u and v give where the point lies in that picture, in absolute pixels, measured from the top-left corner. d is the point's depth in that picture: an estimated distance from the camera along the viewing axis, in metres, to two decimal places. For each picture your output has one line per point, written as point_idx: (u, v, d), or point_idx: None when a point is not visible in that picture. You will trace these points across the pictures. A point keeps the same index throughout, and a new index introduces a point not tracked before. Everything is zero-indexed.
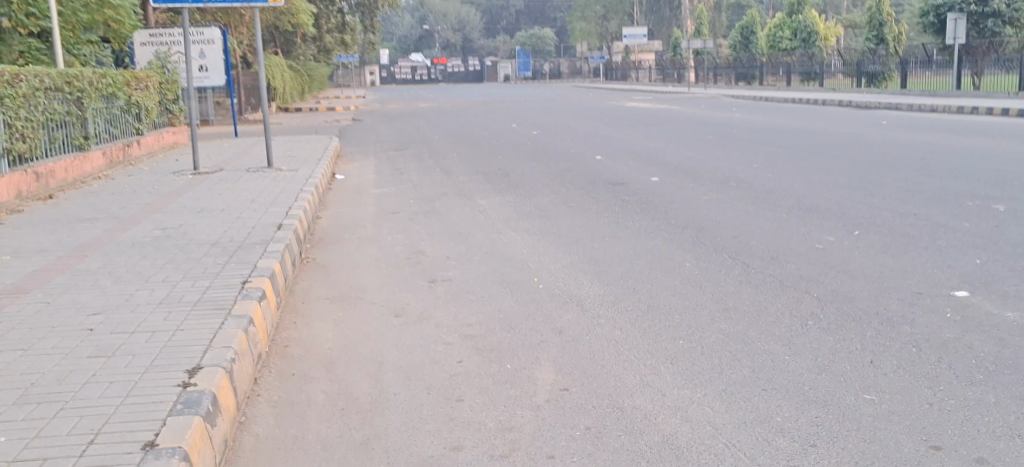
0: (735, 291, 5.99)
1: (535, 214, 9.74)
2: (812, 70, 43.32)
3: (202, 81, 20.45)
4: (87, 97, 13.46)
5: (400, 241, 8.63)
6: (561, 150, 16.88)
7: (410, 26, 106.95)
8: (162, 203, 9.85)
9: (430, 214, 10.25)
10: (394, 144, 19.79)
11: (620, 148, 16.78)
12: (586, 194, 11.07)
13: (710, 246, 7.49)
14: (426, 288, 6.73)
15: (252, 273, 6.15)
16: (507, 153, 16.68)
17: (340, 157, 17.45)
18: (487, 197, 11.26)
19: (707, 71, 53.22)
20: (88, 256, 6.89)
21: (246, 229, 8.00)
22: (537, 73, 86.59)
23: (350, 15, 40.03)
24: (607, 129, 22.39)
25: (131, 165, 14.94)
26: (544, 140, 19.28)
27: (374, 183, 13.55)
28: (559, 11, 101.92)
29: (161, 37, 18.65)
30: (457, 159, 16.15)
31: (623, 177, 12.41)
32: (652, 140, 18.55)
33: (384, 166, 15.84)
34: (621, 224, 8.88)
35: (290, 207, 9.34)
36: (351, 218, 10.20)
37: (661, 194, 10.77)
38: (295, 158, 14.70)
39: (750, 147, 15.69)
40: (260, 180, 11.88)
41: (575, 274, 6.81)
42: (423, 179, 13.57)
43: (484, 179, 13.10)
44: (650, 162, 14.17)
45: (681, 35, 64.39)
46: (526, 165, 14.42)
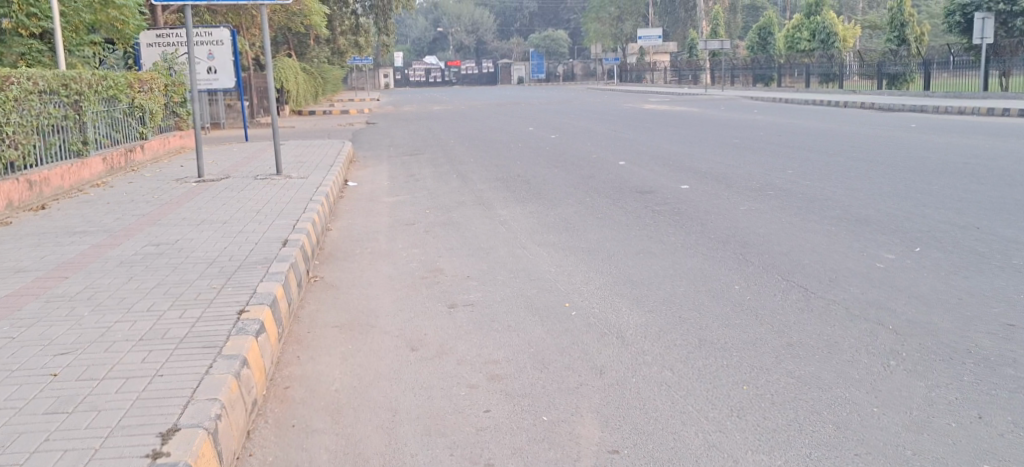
0: (797, 320, 5.27)
1: (561, 226, 9.03)
2: (833, 71, 42.39)
3: (211, 84, 19.88)
4: (85, 101, 12.88)
5: (415, 257, 7.95)
6: (581, 155, 16.17)
7: (424, 29, 106.44)
8: (159, 214, 9.22)
9: (447, 225, 9.56)
10: (408, 148, 19.12)
11: (643, 153, 16.05)
12: (613, 203, 10.36)
13: (759, 265, 6.78)
14: (446, 314, 6.04)
15: (249, 299, 5.48)
16: (526, 158, 15.99)
17: (352, 162, 16.79)
18: (507, 207, 10.56)
19: (724, 72, 52.36)
20: (70, 277, 6.24)
21: (247, 245, 7.33)
22: (551, 76, 85.86)
23: (363, 16, 39.34)
24: (628, 133, 21.66)
25: (134, 172, 14.37)
26: (563, 144, 18.58)
27: (387, 190, 12.88)
28: (573, 13, 101.18)
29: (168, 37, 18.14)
30: (473, 164, 15.47)
31: (650, 185, 11.68)
32: (675, 144, 17.80)
33: (398, 171, 15.16)
34: (655, 238, 8.17)
35: (297, 219, 8.66)
36: (363, 230, 9.53)
37: (694, 203, 10.04)
38: (305, 164, 14.06)
39: (781, 151, 14.93)
40: (267, 188, 11.23)
41: (612, 299, 6.09)
42: (439, 186, 12.88)
43: (503, 186, 12.40)
44: (677, 167, 13.44)
45: (697, 36, 63.57)
46: (547, 172, 13.71)
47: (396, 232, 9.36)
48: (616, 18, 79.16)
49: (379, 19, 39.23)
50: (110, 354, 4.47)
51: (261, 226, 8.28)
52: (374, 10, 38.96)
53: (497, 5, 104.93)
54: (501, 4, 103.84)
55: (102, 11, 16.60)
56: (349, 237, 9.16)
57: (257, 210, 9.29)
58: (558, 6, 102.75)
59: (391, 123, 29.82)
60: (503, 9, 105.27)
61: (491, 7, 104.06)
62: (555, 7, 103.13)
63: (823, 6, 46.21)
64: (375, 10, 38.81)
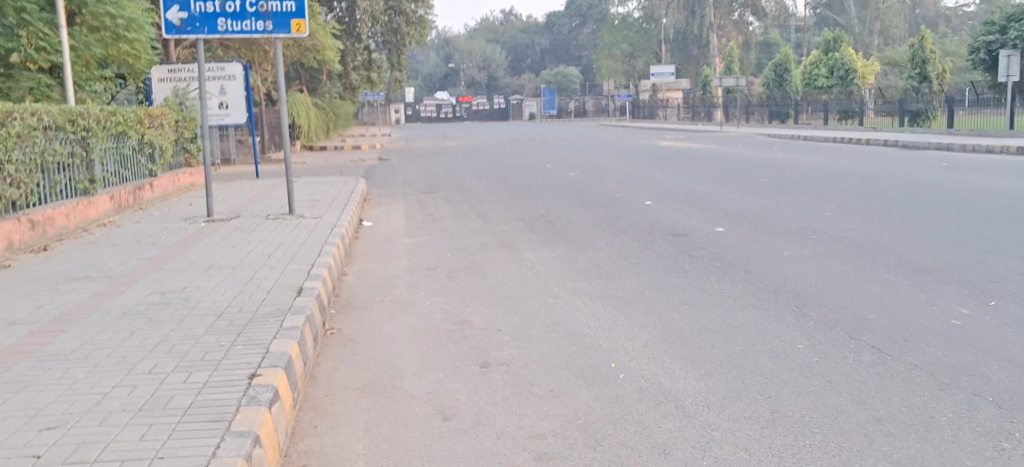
0: (878, 390, 4.70)
1: (594, 272, 8.48)
2: (850, 108, 41.90)
3: (221, 120, 19.40)
4: (92, 137, 12.41)
5: (440, 307, 7.38)
6: (605, 194, 15.65)
7: (436, 65, 106.68)
8: (166, 258, 8.69)
9: (472, 270, 9.02)
10: (424, 186, 18.64)
11: (669, 192, 15.52)
12: (647, 247, 9.81)
13: (819, 320, 6.21)
14: (479, 375, 5.47)
15: (263, 360, 4.92)
16: (546, 197, 15.47)
17: (367, 200, 16.30)
18: (534, 250, 10.02)
19: (739, 109, 51.94)
20: (65, 332, 5.68)
21: (259, 294, 6.78)
22: (563, 112, 85.68)
23: (376, 51, 38.95)
24: (648, 170, 21.16)
25: (142, 210, 13.87)
26: (583, 182, 18.07)
27: (406, 231, 12.35)
28: (584, 49, 101.21)
29: (180, 72, 18.08)
30: (493, 203, 14.96)
31: (682, 227, 11.13)
32: (700, 183, 17.28)
33: (416, 210, 14.64)
34: (698, 286, 7.60)
35: (312, 264, 8.10)
36: (381, 276, 8.98)
37: (732, 247, 9.48)
38: (319, 203, 13.54)
39: (813, 191, 14.40)
40: (280, 229, 10.71)
41: (664, 358, 5.51)
42: (460, 226, 12.35)
43: (527, 227, 11.86)
44: (707, 208, 12.90)
45: (711, 73, 63.28)
46: (571, 212, 13.18)
47: (418, 277, 8.81)
48: (629, 54, 79.03)
49: (392, 54, 38.63)
50: (103, 429, 3.91)
51: (274, 271, 7.73)
52: (387, 45, 38.35)
53: (509, 41, 105.11)
54: (513, 40, 104.05)
55: (113, 45, 16.15)
56: (367, 283, 8.61)
57: (270, 254, 8.75)
58: (569, 43, 102.85)
59: (405, 159, 29.43)
60: (515, 45, 105.46)
61: (502, 43, 104.27)
62: (567, 43, 103.24)
63: (840, 43, 45.81)
64: (388, 45, 38.17)
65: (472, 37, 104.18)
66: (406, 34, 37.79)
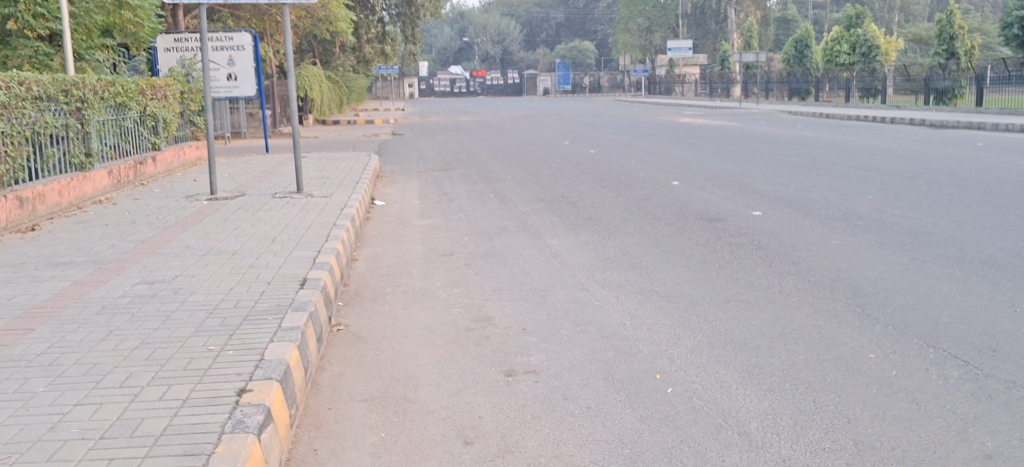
0: (976, 416, 4.00)
1: (627, 261, 7.77)
2: (874, 86, 40.85)
3: (229, 92, 18.80)
4: (89, 108, 11.73)
5: (458, 301, 6.69)
6: (628, 173, 14.89)
7: (450, 39, 105.54)
8: (160, 240, 8.04)
9: (492, 257, 8.31)
10: (439, 163, 17.92)
11: (697, 172, 14.75)
12: (680, 232, 9.08)
13: (887, 323, 5.50)
14: (505, 384, 4.79)
15: (255, 372, 4.26)
16: (567, 176, 14.75)
17: (380, 178, 15.58)
18: (558, 235, 9.29)
19: (759, 85, 50.84)
20: (35, 332, 5.03)
21: (257, 286, 6.10)
22: (577, 87, 84.62)
23: (390, 24, 38.28)
24: (671, 148, 20.39)
25: (143, 186, 13.23)
26: (605, 160, 17.32)
27: (420, 211, 11.64)
28: (600, 24, 99.83)
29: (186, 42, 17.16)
30: (511, 182, 14.26)
31: (716, 211, 10.38)
32: (727, 162, 16.50)
33: (430, 189, 13.93)
34: (742, 278, 6.90)
35: (318, 251, 7.43)
36: (394, 262, 8.29)
37: (774, 234, 8.74)
38: (328, 181, 12.86)
39: (850, 173, 13.60)
40: (286, 209, 10.01)
41: (717, 368, 4.80)
42: (477, 207, 11.63)
43: (549, 210, 11.13)
44: (740, 190, 12.14)
45: (730, 48, 62.08)
46: (595, 193, 12.45)
47: (434, 264, 8.11)
48: (645, 29, 77.77)
49: (406, 27, 37.89)
50: None
51: (276, 258, 7.05)
52: (401, 18, 37.61)
53: (523, 14, 103.77)
54: (528, 14, 102.87)
55: (115, 12, 15.46)
56: (378, 271, 7.93)
57: (273, 238, 8.07)
58: (585, 17, 101.48)
59: (418, 135, 28.69)
60: (529, 19, 104.16)
61: (517, 18, 103.05)
62: (582, 18, 101.91)
63: (864, 19, 44.62)
64: (402, 17, 37.42)
65: (486, 10, 102.92)
66: (421, 6, 36.94)
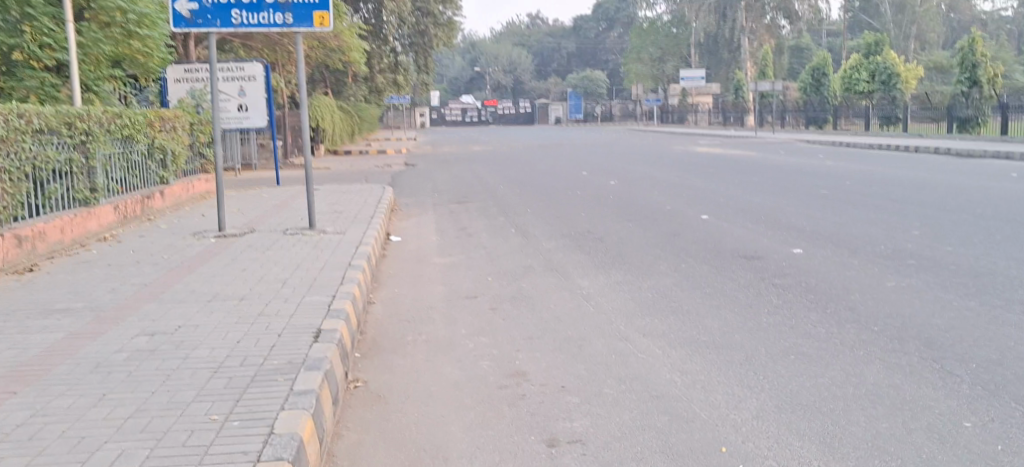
0: None
1: (666, 306, 7.20)
2: (893, 114, 40.29)
3: (239, 123, 18.34)
4: (95, 142, 11.24)
5: (487, 352, 6.13)
6: (652, 205, 14.34)
7: (461, 68, 105.52)
8: (164, 284, 7.50)
9: (519, 300, 7.74)
10: (455, 195, 17.41)
11: (724, 205, 14.19)
12: (720, 272, 8.50)
13: (972, 384, 4.93)
14: (550, 460, 4.25)
15: (265, 452, 3.71)
16: (589, 208, 14.22)
17: (395, 212, 15.05)
18: (589, 274, 8.73)
19: (775, 114, 50.29)
20: (19, 395, 4.47)
21: (268, 338, 5.55)
22: (589, 116, 84.30)
23: (404, 54, 37.51)
24: (693, 179, 19.85)
25: (150, 222, 12.71)
26: (627, 192, 16.77)
27: (440, 247, 11.10)
28: (611, 53, 99.59)
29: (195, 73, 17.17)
30: (532, 215, 13.73)
31: (753, 247, 9.81)
32: (754, 193, 15.93)
33: (447, 224, 13.40)
34: (796, 326, 6.34)
35: (333, 295, 6.88)
36: (413, 307, 7.74)
37: (821, 274, 8.18)
38: (342, 215, 12.34)
39: (887, 206, 13.02)
40: (299, 248, 9.48)
41: (791, 442, 4.24)
42: (499, 243, 11.08)
43: (576, 246, 10.57)
44: (775, 225, 11.55)
45: (744, 77, 61.58)
46: (622, 227, 11.89)
47: (458, 309, 7.56)
48: (658, 58, 77.36)
49: (419, 57, 37.56)
50: None
51: (289, 305, 6.51)
52: (413, 48, 37.40)
53: (535, 44, 103.71)
54: (539, 43, 102.88)
55: (124, 42, 15.08)
56: (397, 316, 7.36)
57: (286, 281, 7.52)
58: (596, 46, 101.35)
59: (432, 165, 28.25)
60: (541, 49, 104.10)
61: (529, 47, 103.04)
62: (594, 47, 101.76)
63: (882, 46, 44.08)
64: (415, 47, 37.24)
65: (497, 40, 102.94)
66: (434, 35, 36.89)
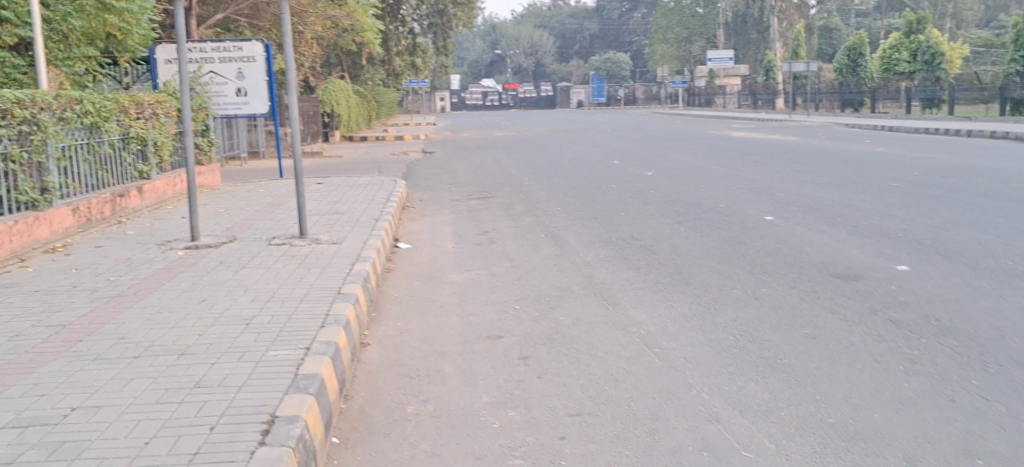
0: None
1: (760, 358, 5.34)
2: (937, 96, 38.13)
3: (240, 109, 16.65)
4: (43, 133, 9.42)
5: (518, 439, 4.29)
6: (702, 202, 12.45)
7: (481, 52, 103.42)
8: (91, 323, 5.72)
9: (558, 343, 5.89)
10: (475, 188, 15.59)
11: (786, 202, 12.27)
12: (815, 300, 6.61)
13: None
14: None
15: None
16: (629, 206, 12.39)
17: (406, 210, 13.23)
18: (645, 302, 6.86)
19: (809, 96, 48.07)
20: None
21: (190, 436, 3.83)
22: (612, 100, 82.30)
23: (421, 35, 36.13)
24: (738, 168, 17.95)
25: (120, 224, 10.91)
26: (669, 185, 14.87)
27: (458, 258, 9.28)
28: (635, 34, 97.02)
29: None
30: (563, 215, 11.92)
31: (846, 263, 7.89)
32: (814, 187, 14.00)
33: (466, 225, 11.58)
34: (958, 401, 4.48)
35: (307, 348, 5.05)
36: (419, 351, 5.91)
37: (951, 304, 6.31)
38: (341, 219, 10.53)
39: (983, 205, 11.07)
40: (283, 264, 7.67)
41: None
42: (529, 254, 9.22)
43: (620, 258, 8.69)
44: (858, 230, 9.63)
45: (774, 57, 59.29)
46: (673, 232, 10.00)
47: (478, 357, 5.72)
48: (683, 39, 74.86)
49: (438, 38, 35.76)
50: None
51: (242, 367, 4.73)
52: (432, 29, 35.46)
53: (556, 25, 101.33)
54: (561, 25, 100.68)
55: (98, 16, 13.21)
56: (396, 368, 5.54)
57: (251, 322, 5.69)
58: (620, 28, 98.94)
59: (451, 153, 26.45)
60: (562, 30, 101.75)
61: (550, 29, 100.86)
62: (616, 29, 99.40)
63: (924, 25, 41.73)
64: (434, 28, 35.28)
65: (518, 22, 100.74)
66: (454, 15, 34.92)
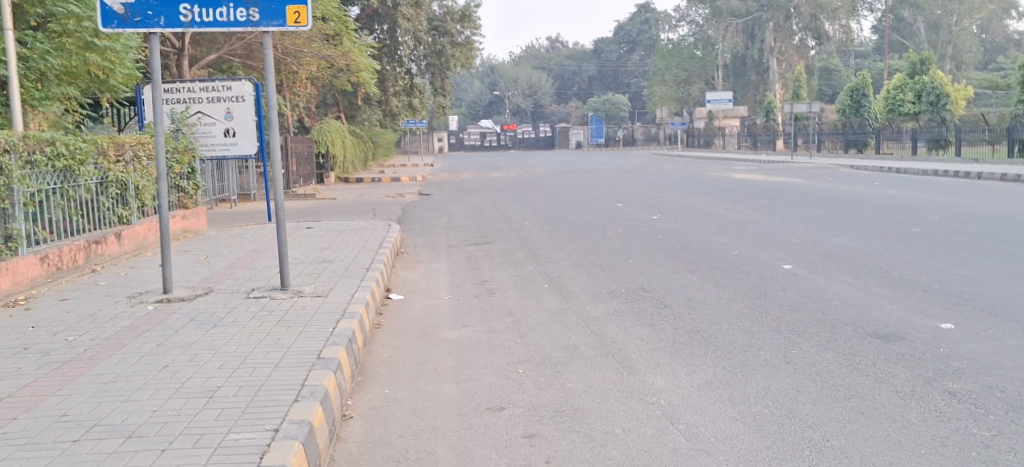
0: None
1: (806, 446, 4.62)
2: (942, 137, 37.72)
3: (227, 150, 16.07)
4: (8, 177, 8.77)
5: None
6: (714, 249, 11.76)
7: (479, 93, 103.38)
8: (33, 394, 5.00)
9: (571, 419, 5.18)
10: (473, 233, 14.91)
11: (803, 249, 11.58)
12: (855, 367, 5.91)
13: None
14: None
15: None
16: (637, 253, 11.72)
17: (400, 257, 12.53)
18: (663, 367, 6.14)
19: (811, 137, 47.65)
20: None
21: None
22: (611, 140, 82.05)
23: (418, 75, 35.29)
24: (746, 212, 17.32)
25: (94, 272, 10.18)
26: (677, 230, 14.18)
27: (454, 311, 8.56)
28: (634, 76, 96.92)
29: None
30: (568, 262, 11.24)
31: (882, 320, 7.19)
32: (829, 232, 13.31)
33: (463, 274, 10.86)
34: None
35: (274, 432, 4.35)
36: (409, 426, 5.19)
37: (1012, 373, 5.62)
38: (330, 268, 9.83)
39: (1016, 254, 10.42)
40: (262, 321, 6.97)
41: None
42: (532, 307, 8.51)
43: (631, 313, 7.99)
44: (888, 281, 8.94)
45: (774, 99, 59.02)
46: (686, 283, 9.30)
47: (477, 436, 5.00)
48: (682, 80, 74.56)
49: (435, 78, 35.19)
50: None
51: (196, 456, 4.07)
52: (430, 69, 34.84)
53: (555, 67, 101.21)
54: (559, 67, 100.74)
55: (79, 54, 12.45)
56: (381, 451, 4.83)
57: (215, 394, 4.98)
58: (618, 70, 99.00)
59: (449, 194, 25.85)
60: (561, 72, 101.60)
61: (548, 71, 100.92)
62: (615, 71, 99.30)
63: (927, 66, 41.29)
64: (431, 68, 34.70)
65: (517, 64, 100.61)
66: (452, 55, 34.43)
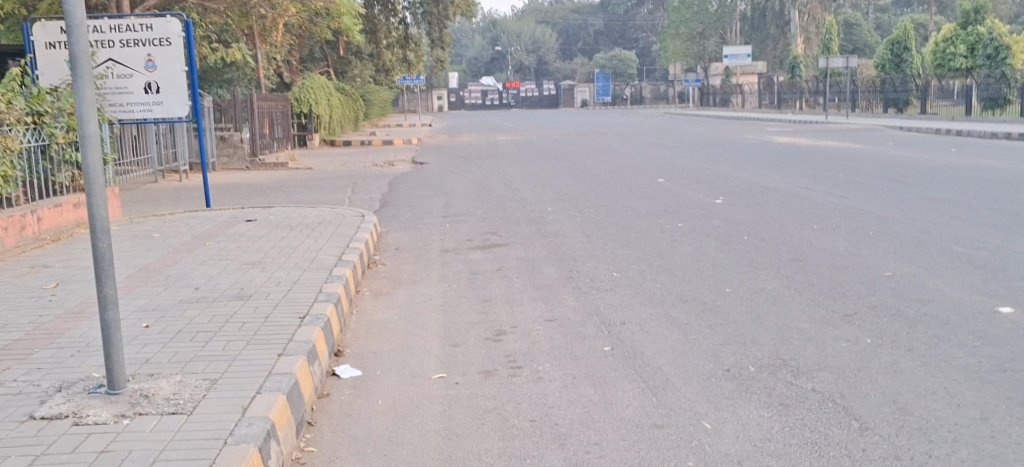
0: None
1: None
2: (1004, 94, 33.65)
3: (149, 112, 11.65)
4: None
5: None
6: (846, 268, 7.72)
7: (480, 48, 98.57)
8: None
9: None
10: (479, 226, 10.88)
11: (985, 268, 7.57)
12: None
13: None
14: None
15: None
16: (733, 271, 7.75)
17: (372, 271, 8.47)
18: None
19: (845, 96, 43.41)
20: None
21: None
22: (617, 99, 77.86)
23: (414, 25, 31.00)
24: (832, 191, 13.37)
25: None
26: (764, 226, 10.10)
27: (452, 424, 4.57)
28: (642, 31, 91.89)
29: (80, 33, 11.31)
30: (628, 289, 7.27)
31: None
32: (992, 232, 9.23)
33: (466, 312, 6.85)
34: None
35: None
36: None
37: None
38: (242, 322, 5.76)
39: None
40: None
41: None
42: (597, 416, 4.53)
43: (807, 450, 4.03)
44: None
45: (800, 54, 54.46)
46: (860, 354, 5.31)
47: None
48: (697, 34, 69.41)
49: (433, 30, 30.26)
50: None
51: None
52: (426, 19, 30.00)
53: (560, 21, 95.89)
54: (564, 21, 95.84)
55: None
56: None
57: None
58: (626, 24, 94.19)
59: (448, 162, 21.87)
60: (566, 26, 96.26)
61: (553, 25, 96.07)
62: (623, 25, 94.12)
63: (983, 14, 36.69)
64: (427, 18, 29.86)
65: (519, 17, 95.60)
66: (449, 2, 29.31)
